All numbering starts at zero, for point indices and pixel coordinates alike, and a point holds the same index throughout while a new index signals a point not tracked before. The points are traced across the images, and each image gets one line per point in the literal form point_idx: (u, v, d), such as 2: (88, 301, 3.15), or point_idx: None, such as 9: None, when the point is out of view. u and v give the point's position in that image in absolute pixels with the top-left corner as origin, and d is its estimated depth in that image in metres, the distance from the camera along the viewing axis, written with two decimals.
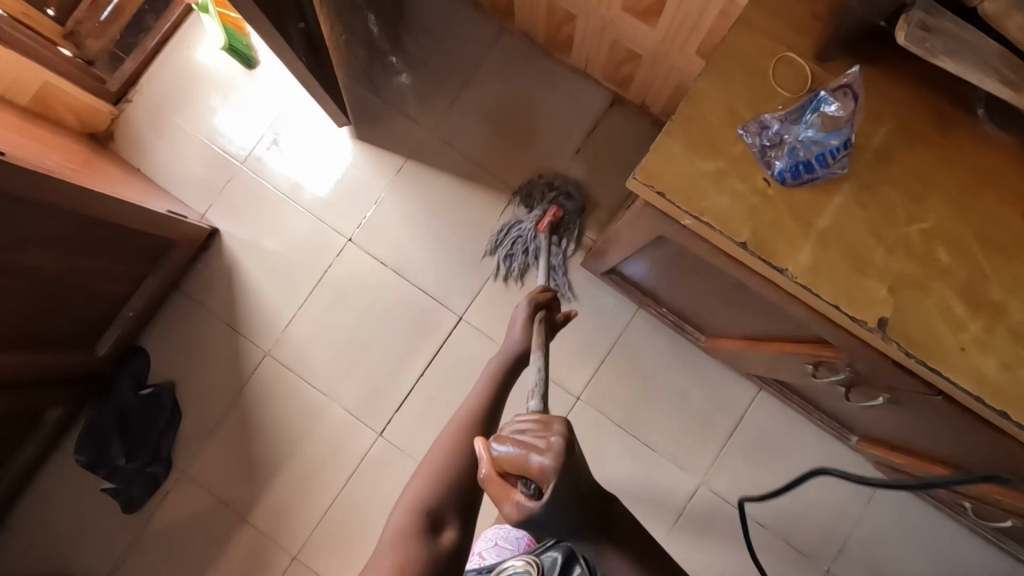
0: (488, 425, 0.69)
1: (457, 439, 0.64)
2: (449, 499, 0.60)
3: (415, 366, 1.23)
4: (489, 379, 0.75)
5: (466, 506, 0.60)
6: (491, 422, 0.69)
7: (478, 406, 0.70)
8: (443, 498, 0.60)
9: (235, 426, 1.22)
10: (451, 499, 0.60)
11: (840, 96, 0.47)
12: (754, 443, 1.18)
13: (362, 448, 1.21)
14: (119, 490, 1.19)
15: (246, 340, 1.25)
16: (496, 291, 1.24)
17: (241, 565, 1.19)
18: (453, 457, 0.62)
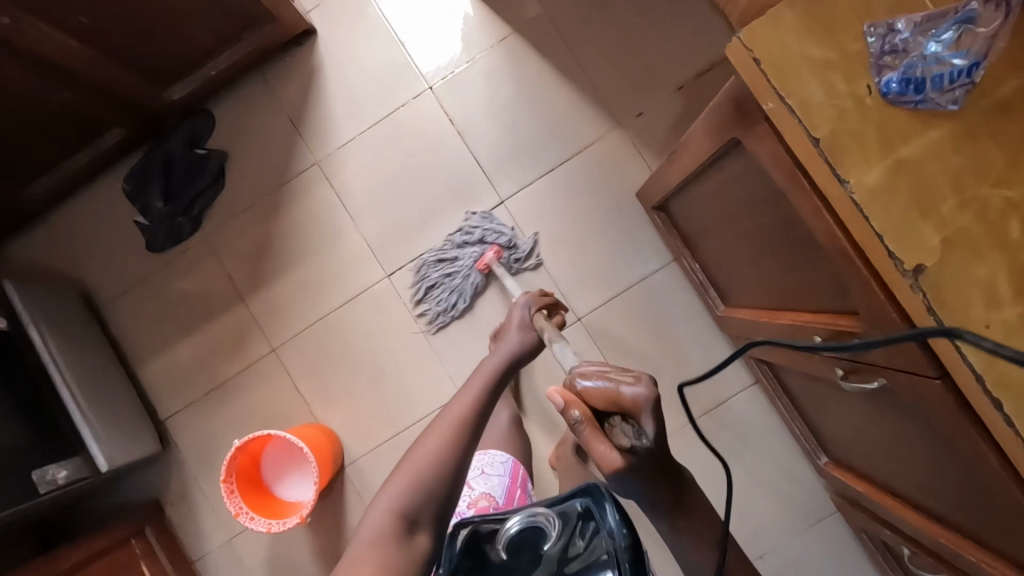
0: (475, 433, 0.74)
1: (445, 449, 0.70)
2: (431, 501, 0.67)
3: (443, 229, 1.25)
4: (479, 388, 0.79)
5: (442, 511, 0.68)
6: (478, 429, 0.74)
7: (467, 413, 0.75)
8: (426, 501, 0.67)
9: (265, 213, 1.28)
10: (432, 503, 0.67)
11: (989, 9, 0.42)
12: (725, 429, 1.18)
13: (367, 281, 1.26)
14: (148, 228, 1.28)
15: (303, 142, 1.28)
16: (546, 191, 1.23)
17: (226, 336, 1.28)
18: (439, 465, 0.69)
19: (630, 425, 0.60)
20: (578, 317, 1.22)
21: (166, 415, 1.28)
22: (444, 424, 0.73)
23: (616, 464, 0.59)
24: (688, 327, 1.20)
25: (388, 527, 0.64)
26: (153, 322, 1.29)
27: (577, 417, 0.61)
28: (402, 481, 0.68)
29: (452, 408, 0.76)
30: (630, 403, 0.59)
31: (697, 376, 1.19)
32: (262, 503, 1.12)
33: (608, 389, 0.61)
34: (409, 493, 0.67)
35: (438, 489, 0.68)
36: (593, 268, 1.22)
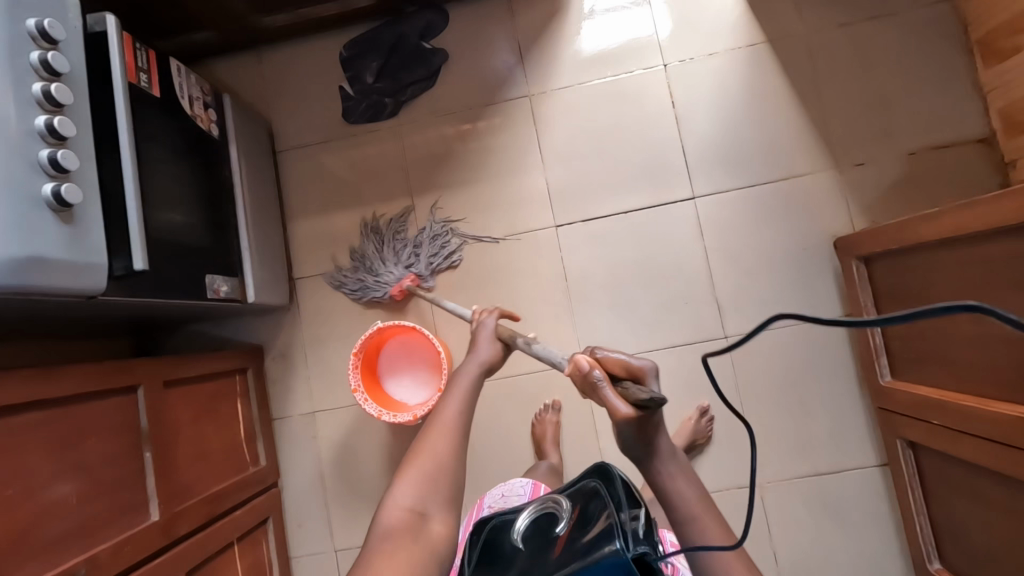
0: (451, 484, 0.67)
1: (449, 454, 0.67)
2: (439, 498, 0.65)
3: (625, 201, 1.24)
4: (460, 410, 0.70)
5: (453, 504, 0.66)
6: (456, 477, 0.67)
7: (442, 454, 0.67)
8: (435, 497, 0.65)
9: (462, 124, 1.29)
10: (440, 499, 0.65)
11: None
12: (832, 497, 1.15)
13: (534, 223, 1.26)
14: (352, 97, 1.30)
15: (522, 72, 1.29)
16: (738, 203, 1.21)
17: (382, 224, 1.29)
18: (447, 471, 0.66)
19: (640, 387, 0.61)
20: (725, 335, 1.20)
21: (298, 275, 1.30)
22: (426, 462, 0.66)
23: (625, 412, 0.59)
24: (833, 386, 1.16)
25: (398, 526, 0.63)
26: (319, 186, 1.32)
27: (598, 376, 0.63)
28: (410, 483, 0.65)
29: (449, 402, 0.71)
30: (638, 369, 0.63)
31: (822, 436, 1.16)
32: (374, 389, 1.13)
33: (621, 359, 0.64)
34: (412, 498, 0.64)
35: (451, 484, 0.66)
36: (758, 295, 1.20)
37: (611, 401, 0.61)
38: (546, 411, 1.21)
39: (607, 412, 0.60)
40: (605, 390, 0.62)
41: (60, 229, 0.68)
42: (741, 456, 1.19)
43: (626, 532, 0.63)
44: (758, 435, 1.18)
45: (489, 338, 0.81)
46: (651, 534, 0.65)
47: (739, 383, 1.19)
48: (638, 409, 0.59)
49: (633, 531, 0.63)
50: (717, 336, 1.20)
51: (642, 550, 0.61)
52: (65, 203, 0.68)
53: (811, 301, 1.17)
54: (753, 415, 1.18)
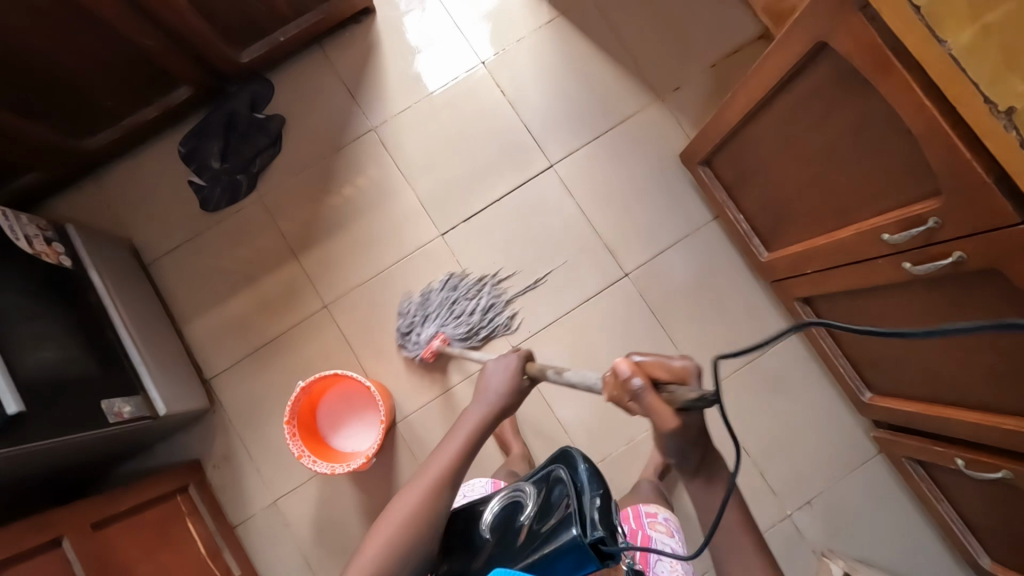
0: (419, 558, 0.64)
1: (407, 522, 0.64)
2: (393, 571, 0.63)
3: (495, 190, 1.31)
4: (454, 451, 0.68)
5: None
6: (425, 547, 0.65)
7: (406, 528, 0.64)
8: (388, 569, 0.62)
9: (320, 175, 1.32)
10: (394, 574, 0.63)
11: None
12: (768, 376, 1.24)
13: (422, 239, 1.30)
14: (203, 186, 1.31)
15: (360, 110, 1.35)
16: (591, 157, 1.32)
17: (278, 293, 1.29)
18: (403, 535, 0.64)
19: (686, 390, 0.55)
20: (625, 273, 1.28)
21: (211, 373, 1.26)
22: (397, 521, 0.65)
23: (673, 425, 0.52)
24: (730, 280, 1.26)
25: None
26: (202, 281, 1.30)
27: (644, 385, 0.53)
28: (380, 539, 0.64)
29: (439, 455, 0.68)
30: (682, 369, 0.56)
31: (740, 328, 1.25)
32: (319, 449, 1.11)
33: (677, 365, 0.56)
34: (371, 566, 0.62)
35: (412, 558, 0.64)
36: (639, 228, 1.29)
37: (661, 413, 0.52)
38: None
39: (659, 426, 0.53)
40: (654, 391, 0.54)
41: None
42: None
43: (582, 517, 0.64)
44: (687, 348, 1.26)
45: (503, 374, 0.74)
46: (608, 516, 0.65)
47: (653, 309, 1.27)
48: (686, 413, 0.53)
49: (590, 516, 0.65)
50: (619, 276, 1.28)
51: (599, 536, 0.62)
52: None
53: (683, 215, 1.28)
54: (676, 333, 1.26)
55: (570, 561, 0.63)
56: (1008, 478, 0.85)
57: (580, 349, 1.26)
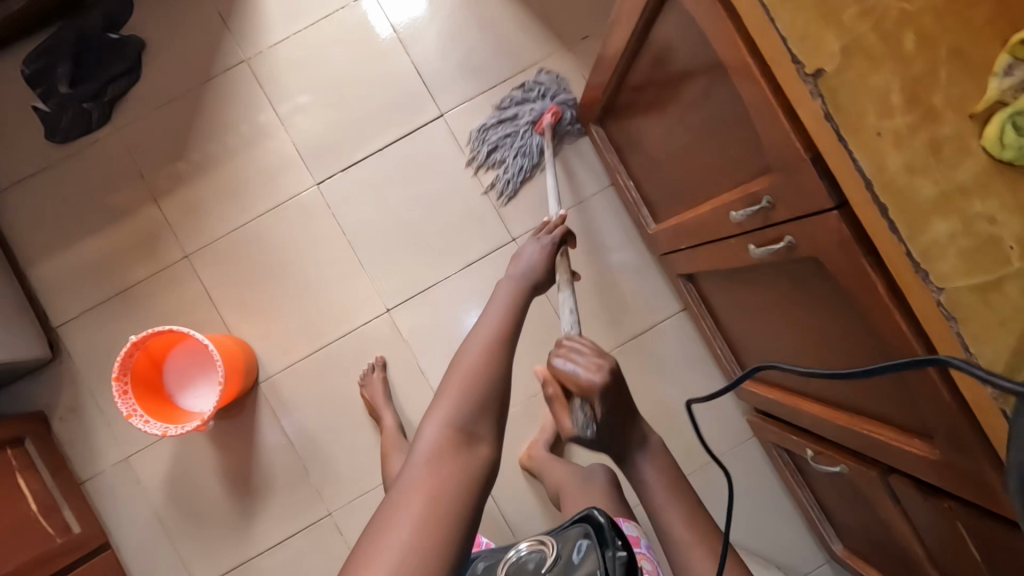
0: (497, 392, 0.63)
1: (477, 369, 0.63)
2: (482, 416, 0.62)
3: (379, 139, 1.20)
4: (505, 313, 0.70)
5: (499, 426, 0.63)
6: (501, 388, 0.64)
7: (483, 368, 0.63)
8: (476, 416, 0.61)
9: (184, 108, 1.19)
10: (484, 416, 0.62)
11: None
12: (652, 354, 1.20)
13: (295, 188, 1.19)
14: (49, 114, 1.16)
15: (232, 37, 1.20)
16: (487, 109, 1.20)
17: (134, 238, 1.18)
18: (476, 391, 0.62)
19: (586, 411, 0.65)
20: (512, 238, 1.20)
21: (59, 322, 1.16)
22: (461, 386, 0.63)
23: (566, 432, 0.68)
24: (621, 253, 1.20)
25: (441, 446, 0.59)
26: (49, 220, 1.17)
27: (552, 392, 0.69)
28: (449, 400, 0.62)
29: (492, 322, 0.69)
30: (586, 386, 0.64)
31: (628, 303, 1.20)
32: (158, 408, 1.04)
33: (584, 383, 0.64)
34: (437, 441, 0.59)
35: (489, 400, 0.62)
36: (532, 190, 1.20)
37: (565, 418, 0.68)
38: (371, 370, 1.16)
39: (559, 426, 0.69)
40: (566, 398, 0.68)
41: None
42: None
43: None
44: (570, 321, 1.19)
45: (536, 254, 0.79)
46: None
47: None
48: (577, 430, 0.67)
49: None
50: (505, 241, 1.19)
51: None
52: None
53: (579, 179, 1.19)
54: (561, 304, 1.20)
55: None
56: (845, 473, 0.82)
57: (458, 315, 1.19)
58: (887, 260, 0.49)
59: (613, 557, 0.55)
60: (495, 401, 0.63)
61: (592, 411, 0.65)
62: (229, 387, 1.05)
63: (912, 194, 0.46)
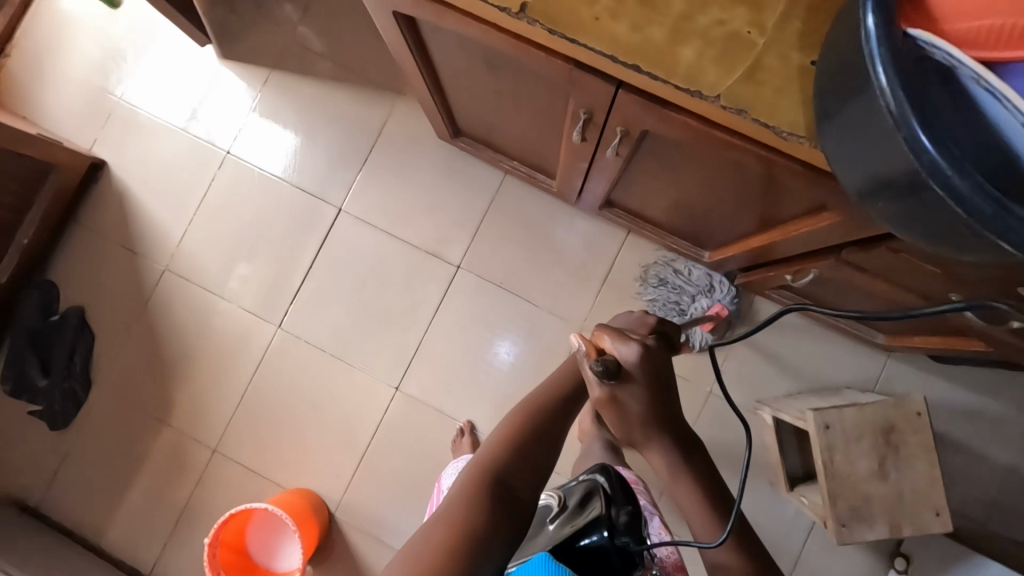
0: (543, 442, 0.57)
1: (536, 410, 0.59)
2: (521, 469, 0.54)
3: (304, 259, 1.30)
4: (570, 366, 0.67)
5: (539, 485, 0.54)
6: (550, 439, 0.58)
7: (539, 411, 0.59)
8: (517, 466, 0.54)
9: (142, 337, 1.30)
10: (523, 471, 0.54)
11: None
12: (629, 284, 1.25)
13: (265, 340, 1.28)
14: (44, 409, 1.28)
15: (145, 258, 1.31)
16: (372, 180, 1.30)
17: (166, 463, 1.27)
18: (533, 430, 0.57)
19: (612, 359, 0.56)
20: (457, 266, 1.27)
21: (149, 567, 1.25)
22: (517, 422, 0.58)
23: (596, 392, 0.56)
24: (549, 220, 1.27)
25: (476, 489, 0.50)
26: (93, 490, 1.27)
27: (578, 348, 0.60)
28: (494, 444, 0.55)
29: (555, 375, 0.65)
30: (624, 341, 0.57)
31: (581, 255, 1.26)
32: None
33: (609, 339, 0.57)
34: (508, 427, 0.57)
35: (536, 453, 0.56)
36: (447, 218, 1.28)
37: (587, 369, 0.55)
38: (460, 436, 1.23)
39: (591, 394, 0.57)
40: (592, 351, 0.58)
41: None
42: (550, 325, 1.26)
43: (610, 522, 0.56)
44: (545, 301, 1.26)
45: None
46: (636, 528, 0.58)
47: (498, 283, 1.27)
48: (602, 381, 0.55)
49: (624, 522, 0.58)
50: (452, 272, 1.27)
51: (625, 540, 0.55)
52: None
53: (477, 186, 1.28)
54: (529, 292, 1.26)
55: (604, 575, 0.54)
56: (819, 275, 0.88)
57: (454, 356, 1.26)
58: (674, 100, 0.56)
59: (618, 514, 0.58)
60: (544, 451, 0.56)
61: (611, 358, 0.55)
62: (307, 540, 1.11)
63: (651, 45, 0.53)
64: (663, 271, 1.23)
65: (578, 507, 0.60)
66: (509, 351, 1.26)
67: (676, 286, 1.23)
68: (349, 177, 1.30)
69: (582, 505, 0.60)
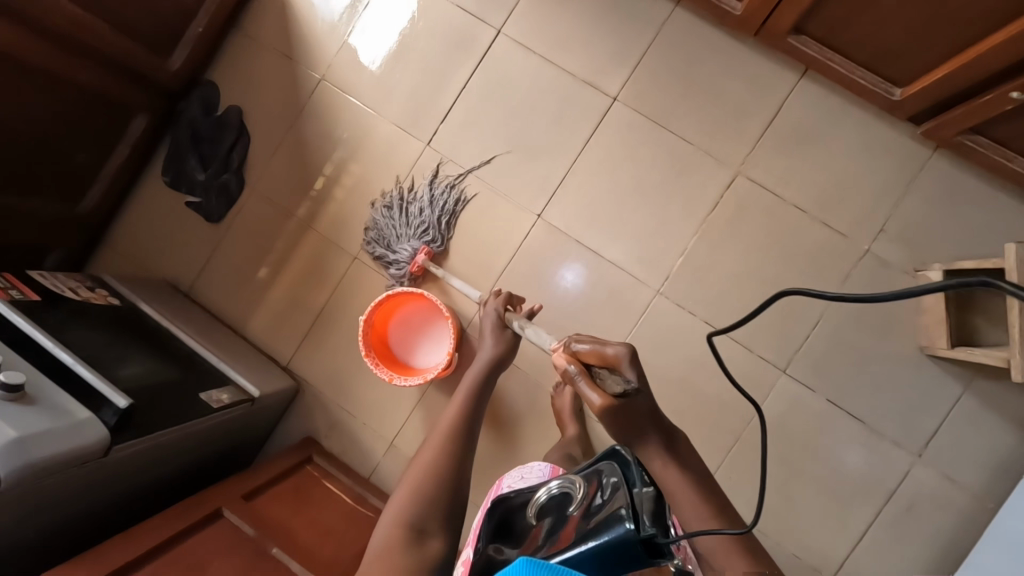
0: (457, 484, 0.68)
1: (434, 456, 0.70)
2: (433, 512, 0.64)
3: (457, 78, 1.29)
4: (466, 398, 0.82)
5: (454, 517, 0.65)
6: (460, 481, 0.68)
7: (433, 455, 0.71)
8: (427, 511, 0.64)
9: (294, 143, 1.33)
10: (434, 513, 0.64)
11: None
12: (793, 129, 1.20)
13: (412, 155, 1.30)
14: (200, 202, 1.34)
15: (301, 66, 1.34)
16: (533, 5, 1.27)
17: (308, 266, 1.32)
18: (440, 470, 0.69)
19: (617, 378, 0.71)
20: (613, 98, 1.25)
21: (286, 361, 1.32)
22: (421, 467, 0.69)
23: (598, 401, 0.70)
24: (716, 59, 1.22)
25: (392, 538, 0.61)
26: (240, 285, 1.34)
27: (574, 372, 0.73)
28: (400, 498, 0.66)
29: (443, 417, 0.78)
30: (610, 355, 0.73)
31: (743, 96, 1.21)
32: (401, 368, 1.17)
33: (604, 351, 0.74)
34: (421, 478, 0.68)
35: (444, 498, 0.66)
36: (607, 49, 1.25)
37: (590, 392, 0.71)
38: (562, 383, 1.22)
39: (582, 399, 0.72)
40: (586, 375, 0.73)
41: (21, 408, 0.67)
42: (703, 165, 1.22)
43: (634, 509, 0.54)
44: (699, 141, 1.23)
45: (491, 328, 0.96)
46: (661, 516, 0.55)
47: (652, 119, 1.24)
48: (616, 395, 0.69)
49: (646, 515, 0.54)
50: (608, 103, 1.25)
51: (652, 530, 0.52)
52: (15, 387, 0.67)
53: (644, 18, 1.23)
54: (683, 131, 1.23)
55: (627, 566, 0.53)
56: None
57: (601, 187, 1.25)
58: None
59: (641, 493, 0.56)
60: (450, 482, 0.68)
61: (622, 377, 0.71)
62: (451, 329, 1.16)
63: None
64: (392, 197, 1.29)
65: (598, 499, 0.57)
66: (574, 276, 1.25)
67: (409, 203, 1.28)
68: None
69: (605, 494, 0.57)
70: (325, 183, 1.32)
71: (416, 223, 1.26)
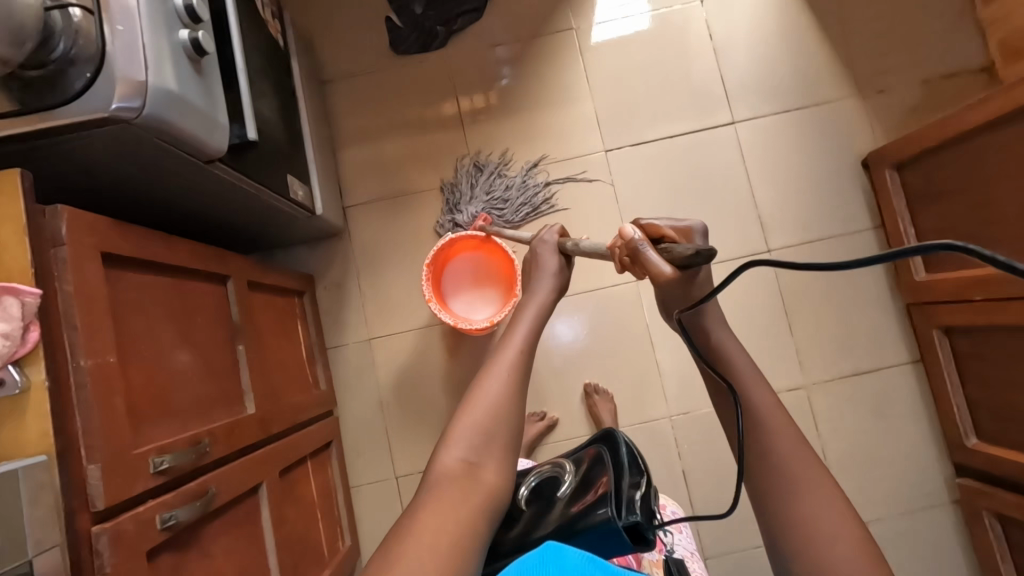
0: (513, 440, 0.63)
1: (507, 394, 0.63)
2: (491, 456, 0.61)
3: (673, 125, 1.31)
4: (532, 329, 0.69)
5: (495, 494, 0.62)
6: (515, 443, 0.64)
7: (502, 399, 0.63)
8: (487, 456, 0.61)
9: (509, 54, 1.32)
10: (491, 456, 0.61)
11: None
12: (873, 394, 1.23)
13: (587, 148, 1.31)
14: (398, 29, 1.31)
15: (568, 5, 1.33)
16: (775, 128, 1.30)
17: (434, 151, 1.31)
18: (505, 411, 0.63)
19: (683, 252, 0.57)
20: (768, 249, 1.27)
21: (350, 204, 1.30)
22: (487, 404, 0.63)
23: (671, 268, 0.54)
24: (867, 293, 1.25)
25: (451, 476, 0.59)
26: (369, 115, 1.32)
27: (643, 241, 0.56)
28: (467, 432, 0.61)
29: (510, 342, 0.67)
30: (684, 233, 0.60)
31: (860, 337, 1.24)
32: (442, 303, 1.15)
33: (657, 227, 0.58)
34: (486, 415, 0.62)
35: (505, 444, 0.62)
36: (797, 211, 1.28)
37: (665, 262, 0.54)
38: (535, 419, 1.20)
39: (649, 277, 0.55)
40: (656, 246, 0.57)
41: (192, 72, 0.64)
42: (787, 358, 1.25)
43: (618, 499, 0.64)
44: (800, 338, 1.25)
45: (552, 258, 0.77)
46: (648, 505, 0.64)
47: (782, 291, 1.25)
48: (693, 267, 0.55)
49: (627, 501, 0.64)
50: (762, 250, 1.27)
51: (635, 519, 0.62)
52: (201, 51, 0.65)
53: (843, 216, 1.27)
54: (796, 320, 1.25)
55: (611, 547, 0.62)
56: None
57: None
58: None
59: (629, 488, 0.66)
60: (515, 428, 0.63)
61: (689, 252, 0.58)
62: (500, 265, 1.21)
63: None
64: (488, 160, 1.30)
65: (589, 485, 0.69)
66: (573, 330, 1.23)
67: (497, 180, 1.29)
68: (763, 109, 1.30)
69: (597, 482, 0.68)
70: (504, 103, 1.32)
71: (458, 207, 1.28)
